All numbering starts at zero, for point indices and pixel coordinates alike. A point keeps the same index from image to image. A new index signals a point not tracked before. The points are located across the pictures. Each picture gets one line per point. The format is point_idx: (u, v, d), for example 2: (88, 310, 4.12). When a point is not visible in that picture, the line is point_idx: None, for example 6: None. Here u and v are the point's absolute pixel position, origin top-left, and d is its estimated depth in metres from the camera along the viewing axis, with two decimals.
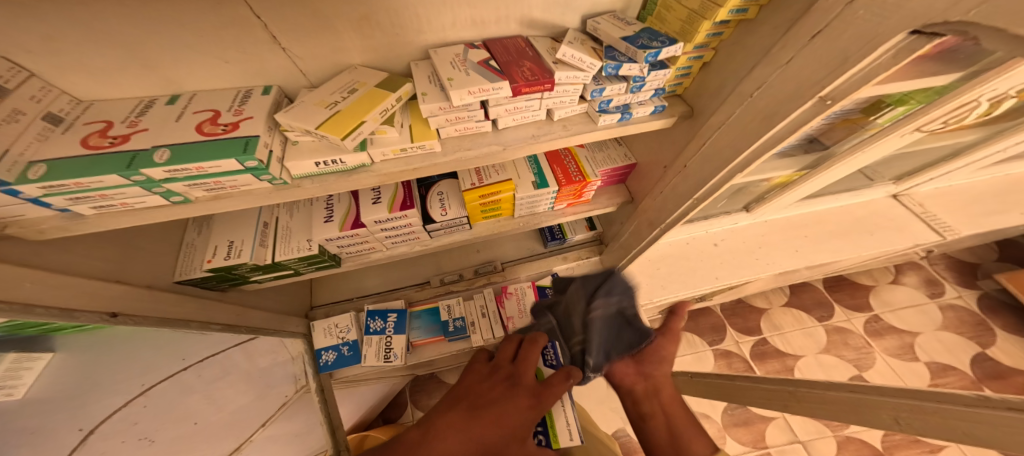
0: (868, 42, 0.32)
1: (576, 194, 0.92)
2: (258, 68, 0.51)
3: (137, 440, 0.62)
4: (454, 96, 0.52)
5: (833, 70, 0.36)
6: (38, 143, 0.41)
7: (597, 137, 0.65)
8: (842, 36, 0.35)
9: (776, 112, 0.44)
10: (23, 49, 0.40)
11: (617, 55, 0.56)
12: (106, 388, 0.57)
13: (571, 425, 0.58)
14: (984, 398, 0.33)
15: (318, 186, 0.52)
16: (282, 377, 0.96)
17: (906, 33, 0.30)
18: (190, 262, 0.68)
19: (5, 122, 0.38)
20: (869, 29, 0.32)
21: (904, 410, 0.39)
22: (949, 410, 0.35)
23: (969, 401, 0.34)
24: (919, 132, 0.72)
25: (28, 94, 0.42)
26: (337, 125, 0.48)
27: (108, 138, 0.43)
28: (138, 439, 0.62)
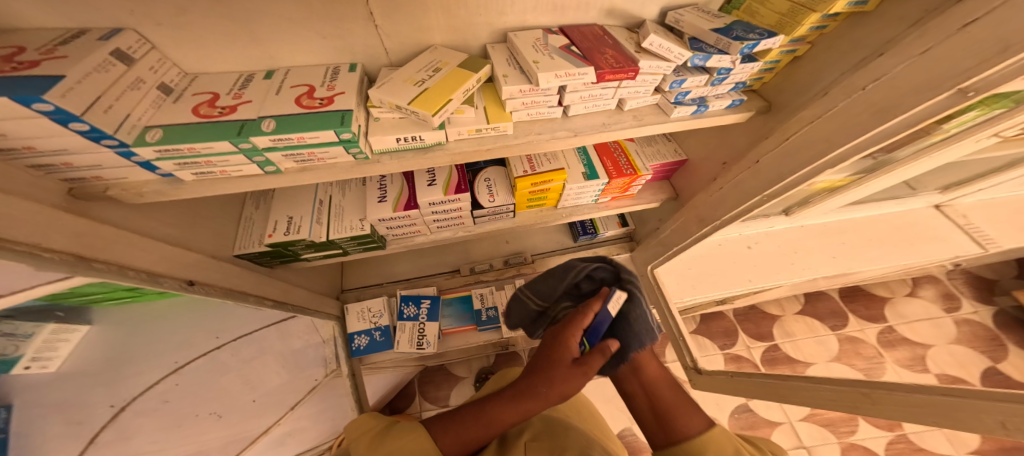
0: None
1: (622, 189, 0.91)
2: (351, 44, 0.50)
3: (189, 413, 0.83)
4: (541, 79, 0.51)
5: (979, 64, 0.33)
6: (153, 110, 0.41)
7: (669, 128, 0.64)
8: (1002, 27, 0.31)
9: (895, 105, 0.40)
10: (154, 21, 0.40)
11: (705, 47, 0.55)
12: None
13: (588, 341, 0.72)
14: None
15: (396, 163, 0.51)
16: (313, 360, 1.04)
17: None
18: (247, 235, 0.67)
19: (130, 89, 0.37)
20: None
21: (1013, 414, 0.37)
22: None
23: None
24: (994, 139, 0.70)
25: (148, 65, 0.41)
26: (429, 101, 0.47)
27: (217, 108, 0.42)
28: (188, 412, 0.83)
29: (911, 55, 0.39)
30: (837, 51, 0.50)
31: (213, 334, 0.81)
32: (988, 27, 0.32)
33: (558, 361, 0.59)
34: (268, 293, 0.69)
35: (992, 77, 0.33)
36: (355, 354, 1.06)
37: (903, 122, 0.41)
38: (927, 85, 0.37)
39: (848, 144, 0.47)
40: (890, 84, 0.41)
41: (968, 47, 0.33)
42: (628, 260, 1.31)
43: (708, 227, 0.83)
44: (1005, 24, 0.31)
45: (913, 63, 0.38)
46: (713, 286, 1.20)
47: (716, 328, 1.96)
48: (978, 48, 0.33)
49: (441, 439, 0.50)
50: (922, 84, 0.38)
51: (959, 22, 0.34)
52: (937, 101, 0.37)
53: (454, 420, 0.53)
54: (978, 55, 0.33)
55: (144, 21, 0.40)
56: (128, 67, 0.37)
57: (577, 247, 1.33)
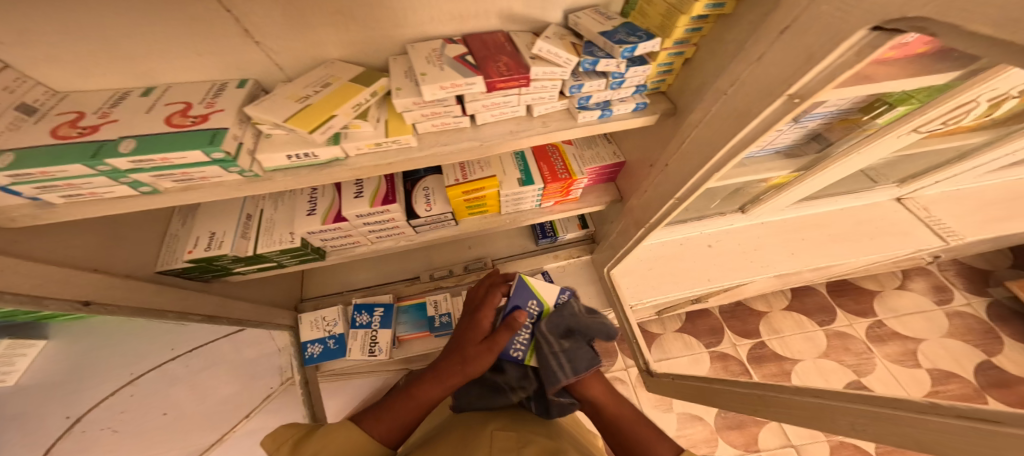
0: (830, 40, 0.29)
1: (563, 192, 0.92)
2: (235, 59, 0.50)
3: (131, 426, 0.82)
4: (425, 91, 0.51)
5: (798, 68, 0.34)
6: (8, 132, 0.42)
7: (577, 133, 0.65)
8: (808, 32, 0.32)
9: (749, 110, 0.42)
10: None
11: (595, 51, 0.55)
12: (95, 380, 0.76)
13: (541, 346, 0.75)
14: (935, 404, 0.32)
15: (290, 179, 0.52)
16: (267, 370, 1.06)
17: (866, 29, 0.27)
18: (172, 252, 0.70)
19: None
20: (831, 25, 0.29)
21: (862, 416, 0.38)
22: (903, 417, 0.34)
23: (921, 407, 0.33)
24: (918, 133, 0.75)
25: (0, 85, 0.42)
26: (307, 118, 0.46)
27: (78, 129, 0.44)
28: (132, 424, 0.82)
29: (752, 60, 0.40)
30: (716, 51, 0.50)
31: (166, 345, 0.80)
32: (797, 32, 0.33)
33: (468, 341, 0.64)
34: (197, 308, 0.72)
35: (811, 84, 0.34)
36: (310, 362, 1.08)
37: (760, 125, 0.42)
38: (765, 91, 0.38)
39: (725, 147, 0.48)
40: (742, 88, 0.42)
41: (788, 53, 0.34)
42: (589, 262, 1.31)
43: (643, 229, 0.84)
44: (807, 32, 0.32)
45: (755, 68, 0.39)
46: (676, 286, 1.19)
47: (704, 325, 1.93)
48: (794, 55, 0.34)
49: (370, 426, 0.54)
50: (763, 90, 0.39)
51: (777, 29, 0.35)
52: (775, 107, 0.38)
53: (387, 409, 0.57)
54: (795, 62, 0.34)
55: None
56: None
57: (539, 250, 1.32)
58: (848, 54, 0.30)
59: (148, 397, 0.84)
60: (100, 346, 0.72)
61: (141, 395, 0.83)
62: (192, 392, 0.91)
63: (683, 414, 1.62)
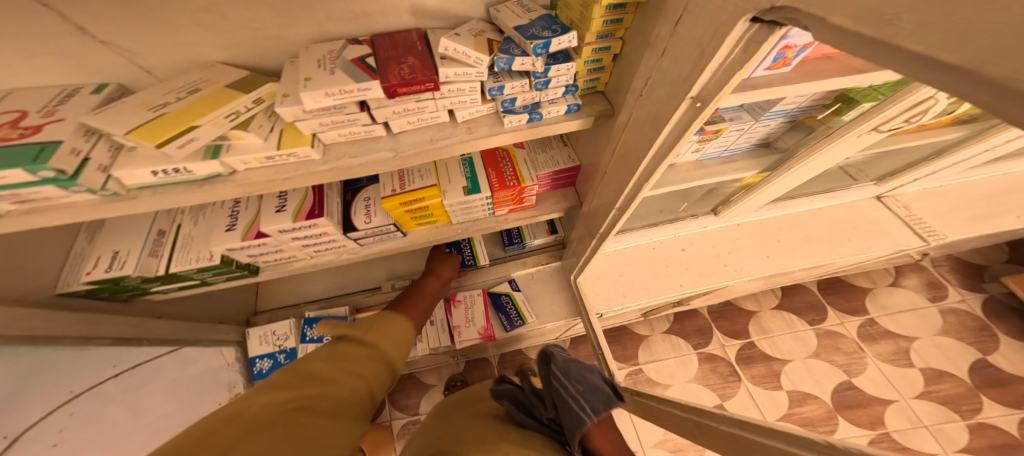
0: (715, 32, 0.27)
1: (515, 200, 0.86)
2: (86, 61, 0.43)
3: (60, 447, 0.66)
4: (305, 99, 0.44)
5: (694, 66, 0.30)
6: None
7: (506, 140, 0.59)
8: (697, 23, 0.29)
9: (660, 114, 0.38)
10: None
11: (512, 48, 0.50)
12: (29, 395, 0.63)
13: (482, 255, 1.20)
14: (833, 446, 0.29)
15: (160, 197, 0.46)
16: (211, 387, 1.01)
17: (746, 19, 0.24)
18: (74, 271, 0.67)
19: None
20: (716, 14, 0.26)
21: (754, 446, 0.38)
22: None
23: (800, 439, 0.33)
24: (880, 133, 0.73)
25: None
26: (156, 130, 0.40)
27: (19, 129, 0.39)
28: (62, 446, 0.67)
29: (658, 56, 0.36)
30: (637, 47, 0.45)
31: (102, 359, 0.77)
32: (688, 24, 0.30)
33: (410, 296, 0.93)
34: (103, 332, 0.69)
35: (709, 85, 0.31)
36: (259, 377, 1.05)
37: (672, 135, 0.39)
38: (669, 94, 0.35)
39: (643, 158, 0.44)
40: (652, 89, 0.38)
41: (685, 48, 0.31)
42: (558, 268, 1.26)
43: (596, 240, 0.79)
44: (696, 26, 0.29)
45: (660, 66, 0.36)
46: (646, 293, 1.13)
47: (691, 326, 1.82)
48: (690, 51, 0.30)
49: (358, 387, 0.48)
50: (668, 93, 0.35)
51: (673, 20, 0.32)
52: (680, 112, 0.35)
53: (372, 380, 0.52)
54: (691, 59, 0.30)
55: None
56: None
57: (506, 258, 1.27)
58: (736, 51, 0.27)
59: (87, 416, 0.72)
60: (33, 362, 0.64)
61: (81, 413, 0.71)
62: (132, 412, 0.81)
63: None
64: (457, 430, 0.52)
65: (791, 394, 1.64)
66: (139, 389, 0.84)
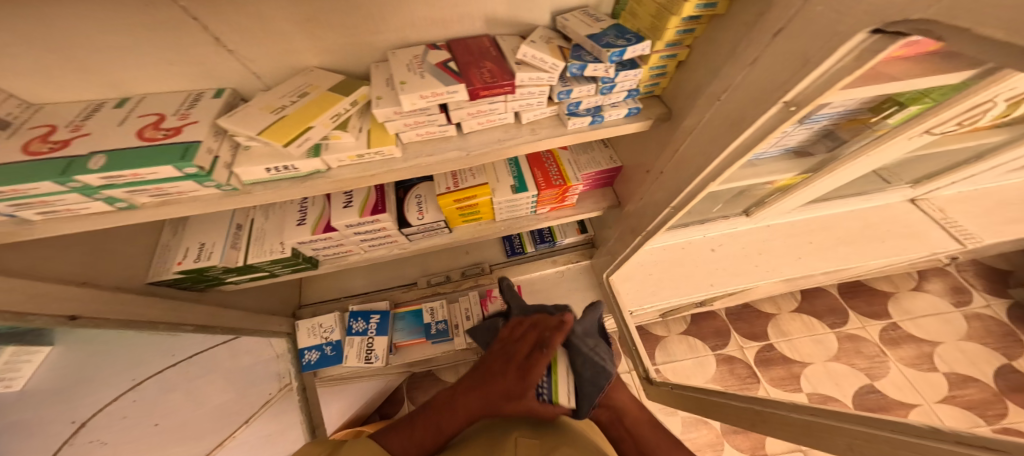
0: (826, 43, 0.27)
1: (559, 199, 0.90)
2: (206, 70, 0.49)
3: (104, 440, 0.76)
4: (404, 101, 0.49)
5: (795, 73, 0.31)
6: None
7: (568, 141, 0.63)
8: (802, 33, 0.30)
9: (743, 118, 0.39)
10: None
11: (583, 55, 0.53)
12: (96, 380, 0.74)
13: (530, 242, 1.28)
14: (935, 430, 0.29)
15: (270, 192, 0.51)
16: (264, 377, 1.06)
17: (867, 32, 0.25)
18: (161, 264, 0.70)
19: None
20: (827, 27, 0.27)
21: (856, 438, 0.35)
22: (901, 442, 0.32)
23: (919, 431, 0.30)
24: (932, 135, 0.75)
25: None
26: (281, 131, 0.45)
27: (161, 131, 0.43)
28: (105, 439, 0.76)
29: (744, 64, 0.37)
30: (706, 53, 0.48)
31: (168, 349, 0.83)
32: (790, 35, 0.31)
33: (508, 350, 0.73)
34: (191, 318, 0.73)
35: (807, 90, 0.32)
36: (308, 369, 1.08)
37: (755, 134, 0.40)
38: (759, 99, 0.36)
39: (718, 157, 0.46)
40: (735, 93, 0.39)
41: (780, 57, 0.32)
42: (588, 267, 1.28)
43: (639, 237, 0.82)
44: (800, 35, 0.30)
45: (748, 73, 0.37)
46: (676, 292, 1.16)
47: (708, 328, 1.83)
48: (787, 60, 0.32)
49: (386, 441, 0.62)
50: (755, 99, 0.36)
51: (769, 32, 0.33)
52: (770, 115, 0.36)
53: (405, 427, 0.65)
54: (788, 68, 0.32)
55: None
56: None
57: (536, 255, 1.30)
58: (847, 58, 0.27)
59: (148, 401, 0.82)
60: (99, 353, 0.72)
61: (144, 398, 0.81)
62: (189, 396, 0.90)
63: (688, 417, 1.53)
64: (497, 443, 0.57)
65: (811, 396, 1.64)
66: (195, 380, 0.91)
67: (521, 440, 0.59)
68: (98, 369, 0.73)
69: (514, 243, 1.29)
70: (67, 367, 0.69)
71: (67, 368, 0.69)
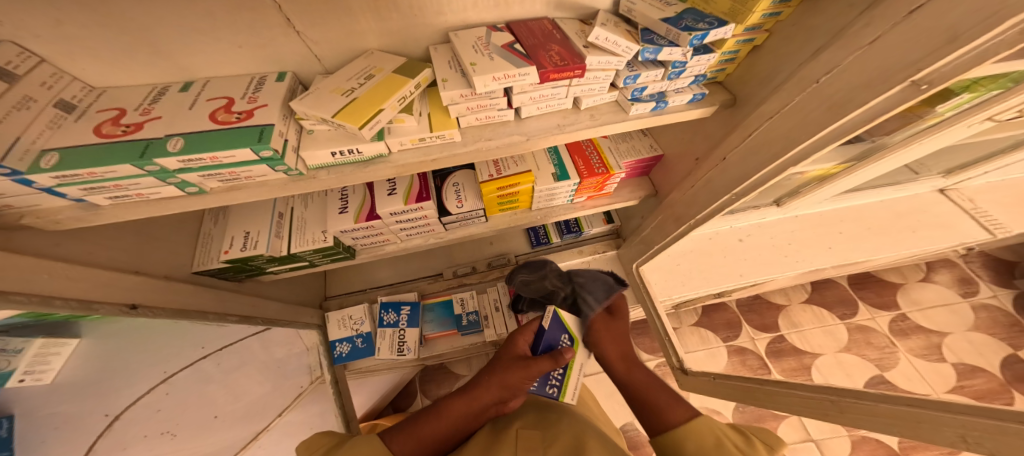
0: (986, 19, 0.28)
1: (597, 187, 0.88)
2: (271, 53, 0.48)
3: (158, 434, 0.79)
4: (477, 82, 0.48)
5: (934, 51, 0.32)
6: (50, 131, 0.39)
7: (628, 127, 0.61)
8: (954, 10, 0.31)
9: (849, 99, 0.41)
10: (30, 31, 0.37)
11: (656, 39, 0.52)
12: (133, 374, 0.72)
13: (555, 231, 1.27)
14: None
15: (334, 177, 0.50)
16: (296, 369, 1.08)
17: None
18: (206, 254, 0.68)
19: (15, 109, 0.36)
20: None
21: (974, 428, 0.37)
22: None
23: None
24: (990, 121, 0.74)
25: (39, 80, 0.39)
26: (355, 112, 0.44)
27: (234, 114, 0.42)
28: (158, 433, 0.79)
29: (861, 44, 0.39)
30: (795, 39, 0.49)
31: (196, 344, 0.79)
32: (937, 12, 0.32)
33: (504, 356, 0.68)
34: (234, 309, 0.72)
35: (944, 68, 0.33)
36: (338, 361, 1.07)
37: (861, 116, 0.41)
38: (881, 78, 0.37)
39: (808, 140, 0.47)
40: (845, 74, 0.41)
41: (916, 37, 0.33)
42: (615, 257, 1.27)
43: (685, 225, 0.81)
44: (951, 11, 0.31)
45: (863, 54, 0.39)
46: (705, 282, 1.15)
47: (720, 319, 1.84)
48: (928, 38, 0.32)
49: (392, 441, 0.52)
50: (875, 79, 0.38)
51: (904, 10, 0.34)
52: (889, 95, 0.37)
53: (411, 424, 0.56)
54: (926, 45, 0.33)
55: (19, 32, 0.37)
56: (11, 85, 0.36)
57: (561, 246, 1.29)
58: (1011, 31, 0.28)
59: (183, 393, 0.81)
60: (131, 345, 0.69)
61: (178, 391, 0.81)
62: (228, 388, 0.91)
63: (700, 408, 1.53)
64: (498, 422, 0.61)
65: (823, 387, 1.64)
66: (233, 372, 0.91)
67: (523, 431, 0.55)
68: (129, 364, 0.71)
69: (539, 234, 1.28)
70: (99, 358, 0.66)
71: (99, 362, 0.66)
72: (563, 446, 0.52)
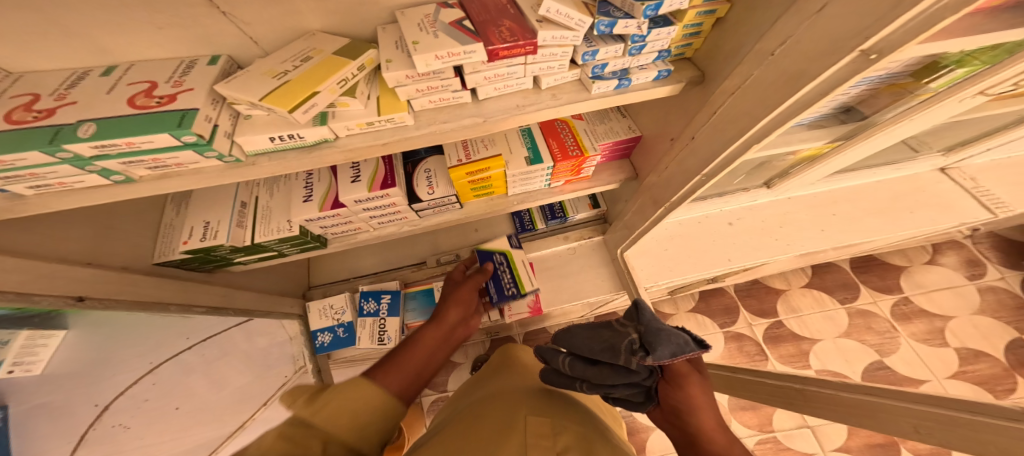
0: None
1: (574, 170, 0.85)
2: (197, 34, 0.45)
3: (119, 426, 0.77)
4: (418, 62, 0.45)
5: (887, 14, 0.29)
6: None
7: (591, 107, 0.58)
8: None
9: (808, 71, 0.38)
10: None
11: (612, 11, 0.48)
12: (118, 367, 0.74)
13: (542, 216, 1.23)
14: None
15: (275, 164, 0.48)
16: (279, 359, 1.09)
17: None
18: (168, 244, 0.68)
19: None
20: None
21: (929, 419, 0.38)
22: (982, 423, 0.34)
23: (1009, 415, 0.32)
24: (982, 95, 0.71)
25: None
26: (285, 95, 0.41)
27: (155, 98, 0.40)
28: (120, 425, 0.77)
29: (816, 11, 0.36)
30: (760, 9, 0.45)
31: (183, 334, 0.80)
32: None
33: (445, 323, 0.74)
34: (202, 300, 0.72)
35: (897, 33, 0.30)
36: (320, 351, 1.08)
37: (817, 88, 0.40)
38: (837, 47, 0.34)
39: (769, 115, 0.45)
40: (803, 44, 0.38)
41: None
42: (601, 243, 1.24)
43: (661, 209, 0.79)
44: None
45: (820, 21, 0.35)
46: (694, 268, 1.12)
47: (716, 305, 1.80)
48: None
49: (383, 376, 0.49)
50: (830, 48, 0.35)
51: None
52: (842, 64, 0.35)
53: (393, 363, 0.53)
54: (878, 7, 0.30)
55: None
56: None
57: (547, 232, 1.26)
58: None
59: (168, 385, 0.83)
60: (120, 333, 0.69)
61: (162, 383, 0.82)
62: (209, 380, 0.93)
63: None
64: (484, 403, 0.56)
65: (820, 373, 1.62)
66: (215, 362, 0.93)
67: (532, 417, 0.49)
68: (115, 353, 0.71)
69: (524, 219, 1.24)
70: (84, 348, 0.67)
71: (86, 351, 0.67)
72: (571, 440, 0.46)
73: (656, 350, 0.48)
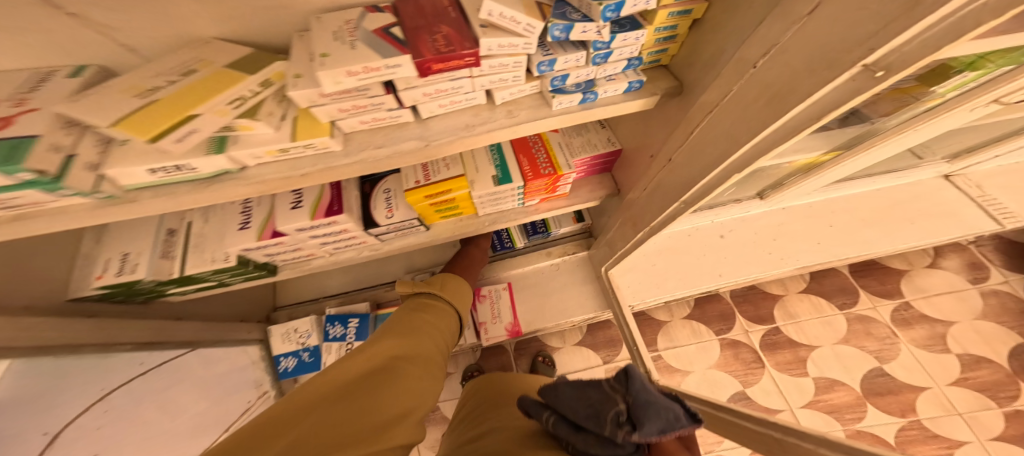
0: None
1: (548, 189, 0.77)
2: (49, 40, 0.36)
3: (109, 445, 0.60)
4: (324, 79, 0.36)
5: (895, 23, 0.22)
6: None
7: (553, 124, 0.51)
8: None
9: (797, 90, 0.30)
10: None
11: (569, 12, 0.40)
12: (59, 396, 0.54)
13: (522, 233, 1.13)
14: None
15: (160, 199, 0.41)
16: (239, 385, 0.98)
17: None
18: (85, 277, 0.62)
19: None
20: None
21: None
22: None
23: None
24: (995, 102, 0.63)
25: None
26: (145, 120, 0.33)
27: None
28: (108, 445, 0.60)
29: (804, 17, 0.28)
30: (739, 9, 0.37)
31: (134, 358, 0.68)
32: None
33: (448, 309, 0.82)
34: (125, 336, 0.66)
35: (908, 48, 0.23)
36: (285, 376, 1.03)
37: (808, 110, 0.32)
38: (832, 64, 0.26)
39: (752, 139, 0.38)
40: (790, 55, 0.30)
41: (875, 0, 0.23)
42: (586, 259, 1.16)
43: (641, 232, 0.73)
44: None
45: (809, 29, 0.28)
46: (682, 284, 1.05)
47: (713, 311, 1.67)
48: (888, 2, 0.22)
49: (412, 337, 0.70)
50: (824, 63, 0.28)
51: None
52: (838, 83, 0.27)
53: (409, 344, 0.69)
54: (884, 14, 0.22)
55: None
56: None
57: (526, 249, 1.18)
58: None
59: (126, 410, 0.65)
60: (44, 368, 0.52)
61: (122, 406, 0.64)
62: (164, 411, 0.74)
63: None
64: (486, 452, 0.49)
65: (817, 381, 1.50)
66: (169, 390, 0.77)
67: None
68: (43, 386, 0.51)
69: (501, 237, 1.13)
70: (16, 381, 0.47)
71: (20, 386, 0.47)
72: None
73: (644, 426, 0.42)
